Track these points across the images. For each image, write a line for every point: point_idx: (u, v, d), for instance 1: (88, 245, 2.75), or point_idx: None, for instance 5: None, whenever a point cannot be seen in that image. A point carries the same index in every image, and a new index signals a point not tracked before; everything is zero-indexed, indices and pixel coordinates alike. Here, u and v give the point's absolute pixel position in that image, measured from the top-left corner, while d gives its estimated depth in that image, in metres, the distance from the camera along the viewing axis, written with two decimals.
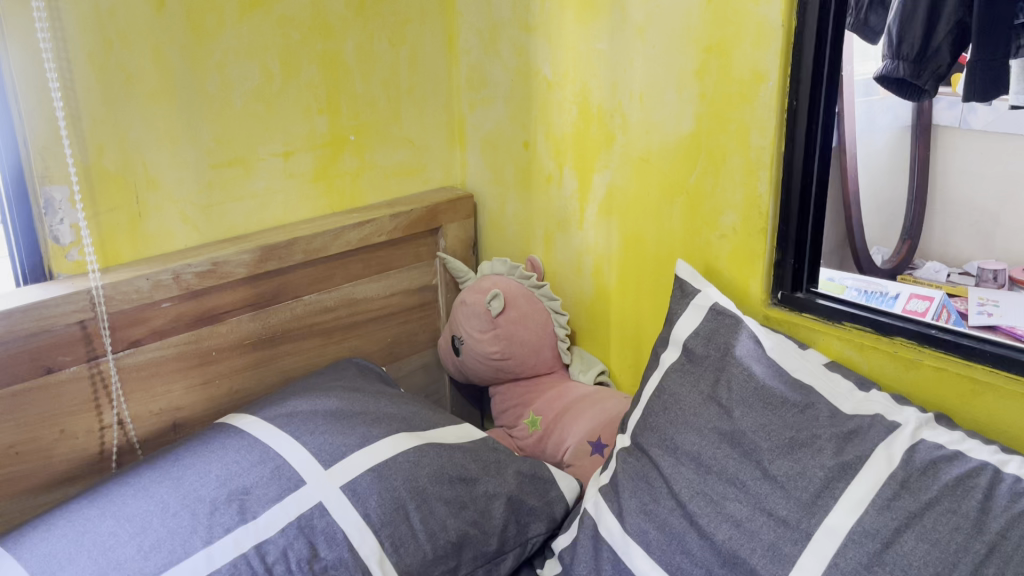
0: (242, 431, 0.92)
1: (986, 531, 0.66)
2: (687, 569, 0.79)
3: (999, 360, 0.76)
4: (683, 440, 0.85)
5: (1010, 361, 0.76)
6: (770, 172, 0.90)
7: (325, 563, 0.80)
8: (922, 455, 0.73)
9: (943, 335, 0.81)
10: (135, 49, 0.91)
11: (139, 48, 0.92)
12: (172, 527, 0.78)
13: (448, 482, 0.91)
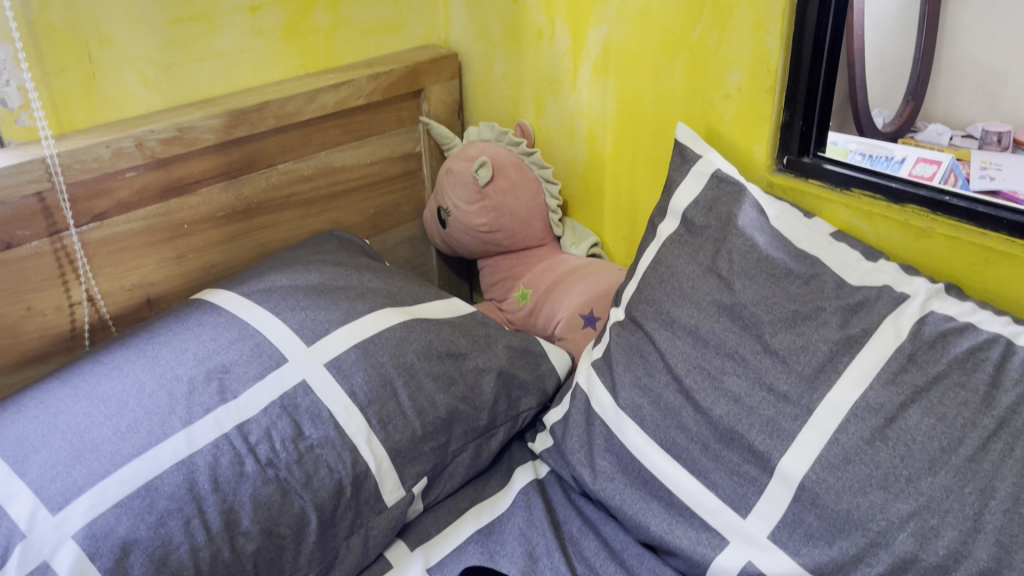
0: (219, 308, 0.87)
1: (995, 405, 0.64)
2: (682, 444, 0.77)
3: (1016, 228, 0.72)
4: (680, 313, 0.82)
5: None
6: (781, 25, 0.82)
7: (311, 442, 0.78)
8: (932, 327, 0.70)
9: (958, 201, 0.77)
10: None
11: None
12: (149, 408, 0.75)
13: (436, 358, 0.88)
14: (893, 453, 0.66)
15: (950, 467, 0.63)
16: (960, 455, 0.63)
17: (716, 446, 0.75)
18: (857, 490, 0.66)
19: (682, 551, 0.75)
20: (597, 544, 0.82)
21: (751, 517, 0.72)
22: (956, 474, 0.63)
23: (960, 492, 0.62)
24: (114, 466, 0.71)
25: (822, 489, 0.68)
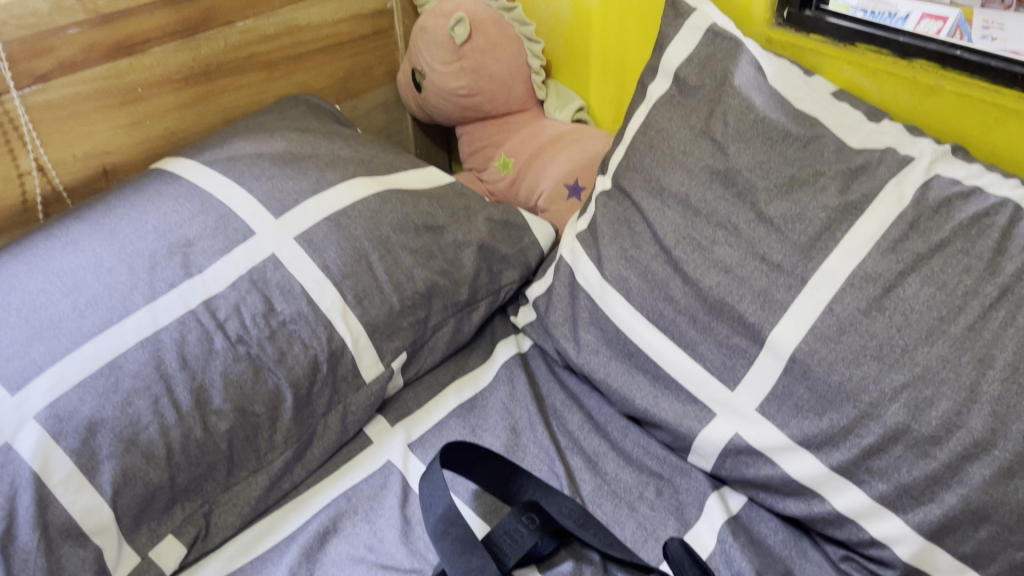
0: (180, 178, 0.82)
1: (999, 274, 0.61)
2: (669, 317, 0.74)
3: None
4: (670, 181, 0.77)
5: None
6: None
7: (283, 318, 0.75)
8: (936, 192, 0.66)
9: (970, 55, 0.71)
10: None
11: None
12: (109, 284, 0.71)
13: (413, 230, 0.84)
14: (889, 323, 0.63)
15: (948, 336, 0.60)
16: (959, 324, 0.60)
17: (705, 319, 0.72)
18: (850, 361, 0.64)
19: (667, 424, 0.74)
20: (581, 418, 0.81)
21: (739, 389, 0.70)
22: (953, 344, 0.60)
23: (957, 362, 0.60)
24: (74, 344, 0.67)
25: (814, 361, 0.65)
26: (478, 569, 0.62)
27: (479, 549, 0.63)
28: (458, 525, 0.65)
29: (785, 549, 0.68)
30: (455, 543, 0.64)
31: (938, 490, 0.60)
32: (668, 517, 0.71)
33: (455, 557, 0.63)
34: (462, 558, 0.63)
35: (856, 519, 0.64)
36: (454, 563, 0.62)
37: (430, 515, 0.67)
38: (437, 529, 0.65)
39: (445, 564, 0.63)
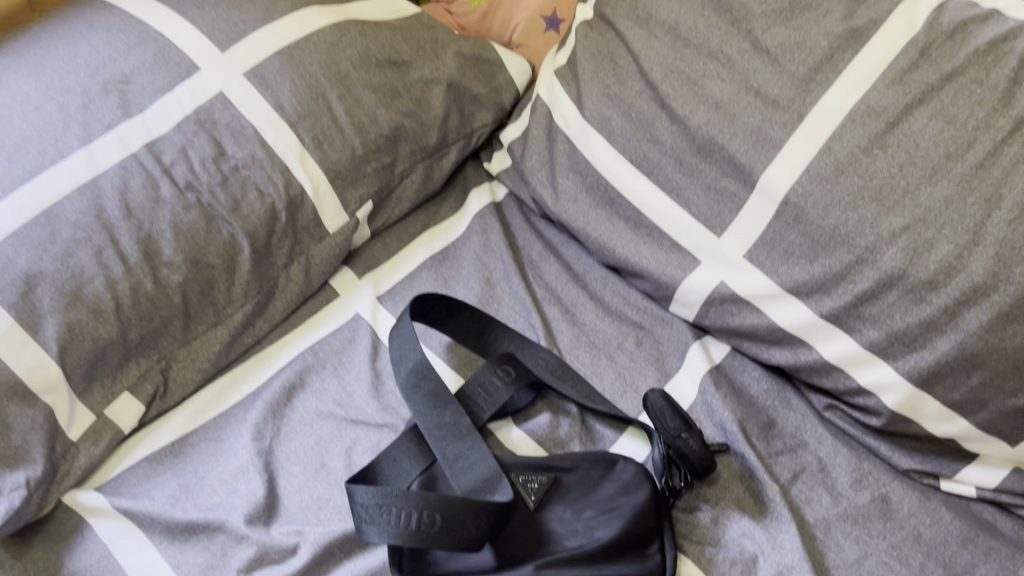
0: (112, 7, 0.73)
1: (1014, 105, 0.56)
2: (654, 159, 0.69)
3: None
4: (658, 8, 0.70)
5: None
6: None
7: (236, 163, 0.68)
8: (951, 16, 0.60)
9: None
10: None
11: None
12: (38, 125, 0.64)
13: (375, 66, 0.76)
14: (892, 162, 0.58)
15: (954, 175, 0.56)
16: (967, 162, 0.56)
17: (693, 161, 0.67)
18: (846, 204, 0.59)
19: (648, 273, 0.70)
20: (558, 269, 0.77)
21: (726, 236, 0.66)
22: (959, 184, 0.56)
23: (962, 203, 0.56)
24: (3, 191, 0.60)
25: (808, 204, 0.61)
26: (451, 423, 0.59)
27: (452, 403, 0.61)
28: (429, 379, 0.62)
29: (768, 399, 0.66)
30: (426, 397, 0.61)
31: (932, 337, 0.57)
32: (648, 369, 0.68)
33: (427, 411, 0.60)
34: (434, 412, 0.60)
35: (843, 367, 0.61)
36: (426, 417, 0.60)
37: (401, 369, 0.63)
38: (408, 382, 0.62)
39: (416, 420, 0.60)
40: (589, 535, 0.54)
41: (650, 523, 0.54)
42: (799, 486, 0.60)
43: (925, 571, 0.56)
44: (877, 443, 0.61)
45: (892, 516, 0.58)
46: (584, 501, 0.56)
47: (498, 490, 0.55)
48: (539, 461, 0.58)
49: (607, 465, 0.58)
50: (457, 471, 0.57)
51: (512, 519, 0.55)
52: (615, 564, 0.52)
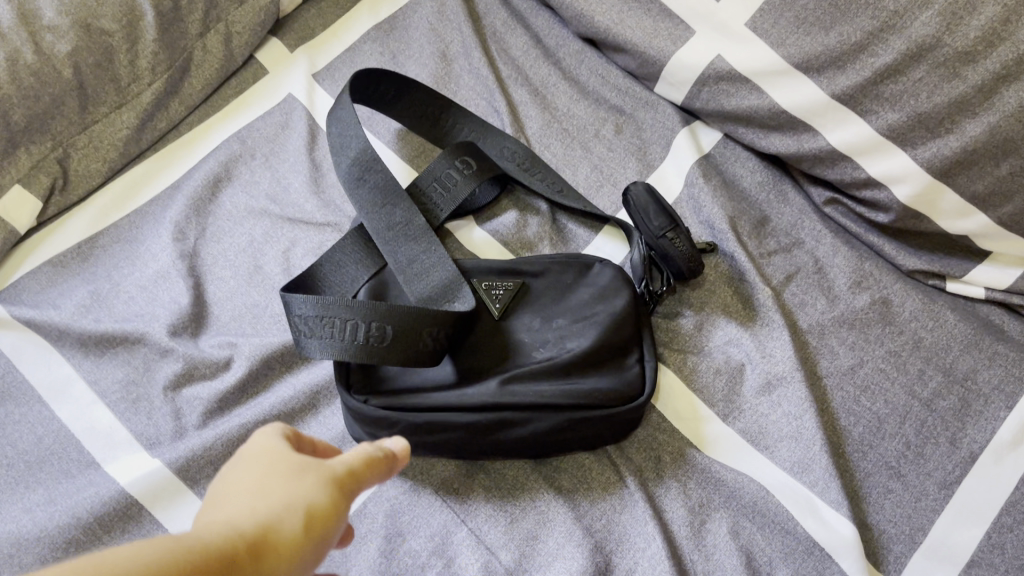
0: None
1: None
2: None
3: None
4: None
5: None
6: None
7: None
8: None
9: None
10: None
11: None
12: None
13: None
14: None
15: None
16: None
17: None
18: None
19: (632, 47, 0.60)
20: (526, 42, 0.66)
21: None
22: None
23: None
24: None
25: None
26: (402, 223, 0.51)
27: (403, 200, 0.52)
28: (375, 172, 0.53)
29: (762, 192, 0.58)
30: (373, 192, 0.52)
31: (961, 118, 0.49)
32: (628, 159, 0.60)
33: (375, 209, 0.52)
34: (383, 210, 0.52)
35: (852, 156, 0.53)
36: (374, 215, 0.51)
37: (342, 160, 0.54)
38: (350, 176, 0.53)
39: (361, 218, 0.51)
40: (561, 346, 0.48)
41: (628, 332, 0.48)
42: (792, 289, 0.55)
43: (924, 378, 0.51)
44: (880, 241, 0.55)
45: (892, 321, 0.53)
46: (555, 309, 0.50)
47: (459, 300, 0.48)
48: (505, 264, 0.50)
49: (582, 268, 0.51)
50: (412, 278, 0.49)
51: (475, 329, 0.49)
52: (589, 377, 0.47)
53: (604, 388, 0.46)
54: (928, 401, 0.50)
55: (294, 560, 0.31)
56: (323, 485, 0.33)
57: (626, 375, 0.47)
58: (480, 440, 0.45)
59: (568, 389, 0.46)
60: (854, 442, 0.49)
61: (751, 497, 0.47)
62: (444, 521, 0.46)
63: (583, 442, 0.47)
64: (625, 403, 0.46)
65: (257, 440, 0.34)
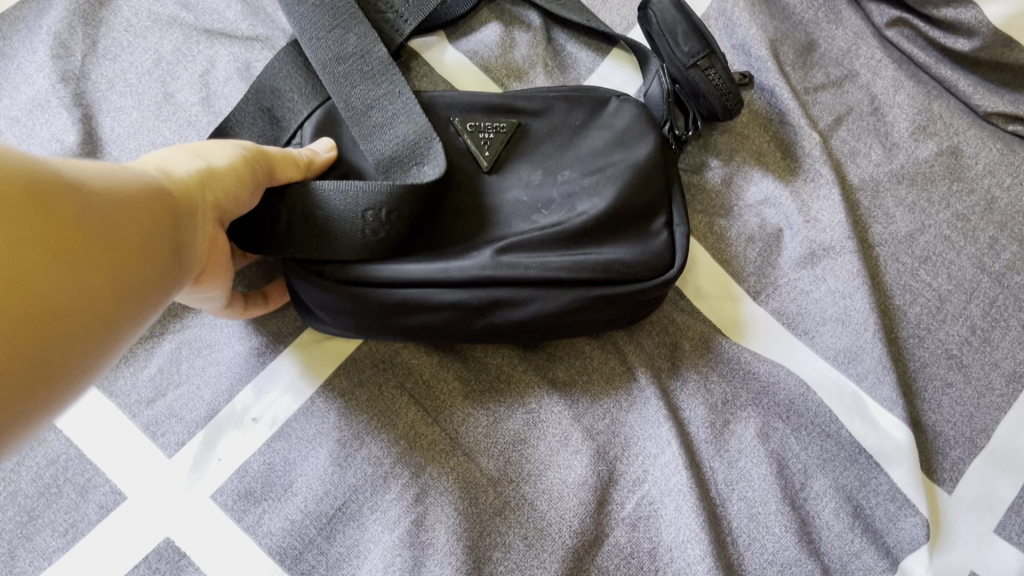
0: None
1: None
2: None
3: None
4: None
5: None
6: None
7: None
8: None
9: None
10: None
11: None
12: None
13: None
14: None
15: None
16: None
17: None
18: None
19: None
20: None
21: None
22: None
23: None
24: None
25: None
26: (358, 55, 0.38)
27: (359, 23, 0.39)
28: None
29: (809, 8, 0.46)
30: (318, 9, 0.39)
31: None
32: None
33: (322, 35, 0.38)
34: (333, 36, 0.38)
35: None
36: (317, 43, 0.38)
37: None
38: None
39: (305, 51, 0.38)
40: (568, 208, 0.37)
41: (656, 188, 0.38)
42: (842, 134, 0.44)
43: (996, 249, 0.42)
44: (954, 76, 0.44)
45: (961, 176, 0.43)
46: (562, 159, 0.38)
47: (428, 166, 0.36)
48: (495, 100, 0.39)
49: (594, 105, 0.39)
50: (370, 132, 0.37)
51: (457, 185, 0.38)
52: (606, 248, 0.37)
53: (626, 259, 0.36)
54: (1000, 276, 0.41)
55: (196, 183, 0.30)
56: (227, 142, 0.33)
57: (653, 244, 0.37)
58: (467, 325, 0.36)
59: (579, 261, 0.36)
60: (909, 325, 0.41)
61: (787, 395, 0.39)
62: (410, 421, 0.38)
63: (596, 324, 0.37)
64: (653, 279, 0.36)
65: None
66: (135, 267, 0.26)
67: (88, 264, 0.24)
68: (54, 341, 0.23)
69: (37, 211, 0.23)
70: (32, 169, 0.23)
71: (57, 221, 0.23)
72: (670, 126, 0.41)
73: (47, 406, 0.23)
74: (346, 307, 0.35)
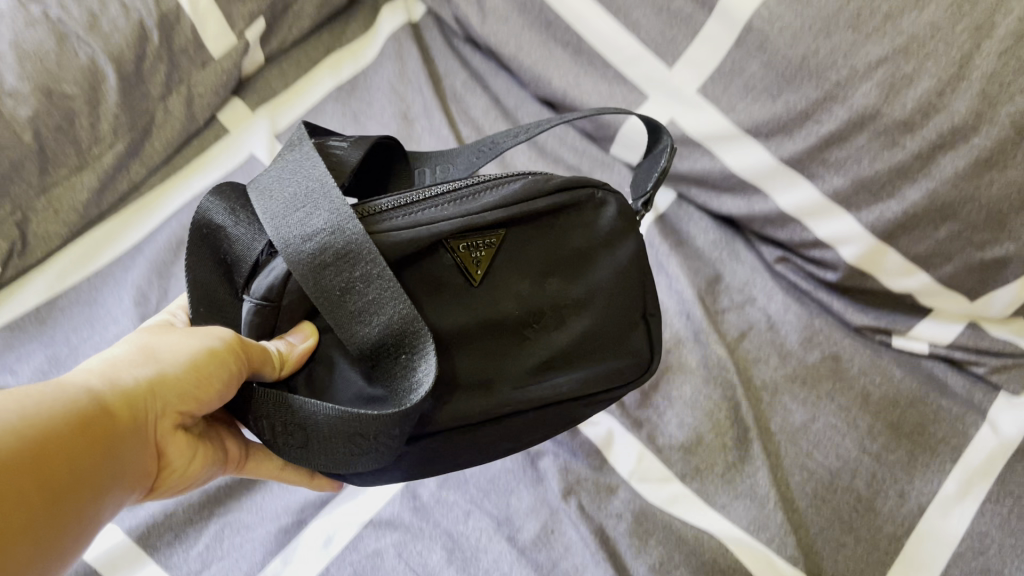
0: None
1: None
2: None
3: None
4: None
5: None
6: None
7: None
8: None
9: None
10: None
11: None
12: None
13: None
14: None
15: None
16: None
17: None
18: (818, 31, 0.51)
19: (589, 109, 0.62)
20: (487, 103, 0.67)
21: (678, 67, 0.58)
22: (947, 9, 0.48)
23: (949, 31, 0.48)
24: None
25: (775, 30, 0.52)
26: (327, 231, 0.37)
27: (328, 203, 0.37)
28: (300, 138, 0.41)
29: (716, 251, 0.60)
30: (293, 184, 0.38)
31: (901, 185, 0.52)
32: None
33: (288, 221, 0.37)
34: (299, 219, 0.37)
35: (800, 218, 0.56)
36: (315, 244, 0.37)
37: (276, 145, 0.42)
38: (290, 186, 0.38)
39: (261, 211, 0.38)
40: (558, 320, 0.46)
41: (625, 289, 0.48)
42: (747, 344, 0.56)
43: (874, 433, 0.53)
44: (830, 298, 0.57)
45: (841, 376, 0.55)
46: (545, 267, 0.45)
47: (422, 366, 0.38)
48: (493, 218, 0.42)
49: (579, 208, 0.45)
50: (354, 317, 0.37)
51: (449, 302, 0.42)
52: (592, 360, 0.48)
53: (613, 369, 0.49)
54: (878, 455, 0.52)
55: (147, 393, 0.37)
56: (183, 338, 0.39)
57: (630, 354, 0.50)
58: (492, 430, 0.45)
59: (579, 380, 0.47)
60: (808, 496, 0.51)
61: (711, 554, 0.48)
62: None
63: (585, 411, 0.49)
64: (637, 376, 0.50)
65: (143, 333, 0.40)
66: (76, 486, 0.33)
67: (34, 500, 0.31)
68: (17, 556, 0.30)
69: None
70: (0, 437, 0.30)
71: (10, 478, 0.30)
72: (646, 203, 0.50)
73: None
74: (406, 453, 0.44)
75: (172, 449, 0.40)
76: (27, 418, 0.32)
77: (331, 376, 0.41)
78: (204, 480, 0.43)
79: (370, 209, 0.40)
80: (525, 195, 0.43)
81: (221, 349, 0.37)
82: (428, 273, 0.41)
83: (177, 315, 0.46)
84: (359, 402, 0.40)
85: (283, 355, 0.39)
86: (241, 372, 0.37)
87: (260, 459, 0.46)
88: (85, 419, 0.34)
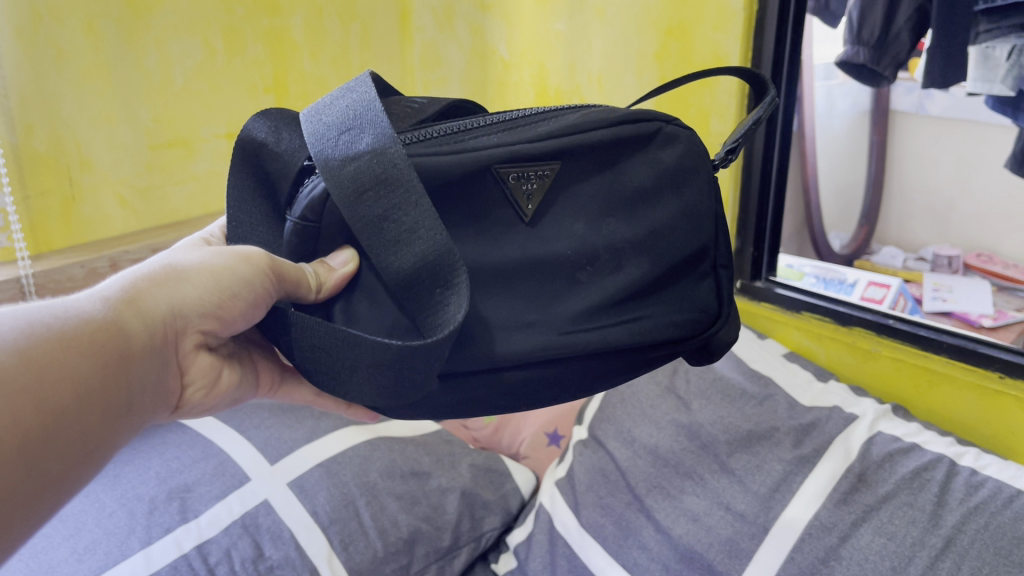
0: (184, 426, 0.89)
1: (942, 525, 0.66)
2: (644, 564, 0.76)
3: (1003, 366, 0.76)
4: (640, 433, 0.86)
5: (1013, 364, 0.75)
6: (730, 189, 1.01)
7: (271, 563, 0.75)
8: (879, 448, 0.75)
9: (925, 333, 0.83)
10: (113, 77, 0.91)
11: (113, 47, 0.90)
12: (108, 528, 0.74)
13: (399, 477, 0.88)
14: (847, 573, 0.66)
15: None
16: None
17: (677, 566, 0.74)
18: None
19: None
20: None
21: None
22: None
23: None
24: None
25: None
26: (374, 154, 0.47)
27: (371, 137, 0.48)
28: (358, 79, 0.52)
29: None
30: (342, 120, 0.49)
31: None
32: None
33: (335, 145, 0.48)
34: (347, 142, 0.48)
35: None
36: (359, 164, 0.47)
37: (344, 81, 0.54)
38: (342, 112, 0.50)
39: (308, 138, 0.49)
40: (612, 262, 0.57)
41: (675, 230, 0.59)
42: None
43: None
44: None
45: None
46: (595, 212, 0.56)
47: (455, 305, 0.47)
48: (545, 148, 0.53)
49: (630, 145, 0.57)
50: (393, 242, 0.47)
51: (513, 236, 0.54)
52: (643, 313, 0.59)
53: (668, 322, 0.59)
54: None
55: (166, 308, 0.46)
56: (198, 258, 0.49)
57: (682, 311, 0.61)
58: (554, 372, 0.56)
59: (635, 328, 0.57)
60: None
61: None
62: None
63: (643, 354, 0.59)
64: (701, 331, 0.62)
65: (168, 251, 0.50)
66: (106, 402, 0.42)
67: (67, 412, 0.40)
68: (61, 459, 0.39)
69: (38, 392, 0.38)
70: (32, 361, 0.39)
71: (48, 396, 0.39)
72: (730, 149, 0.59)
73: (64, 492, 0.40)
74: (481, 382, 0.54)
75: (195, 366, 0.51)
76: (43, 337, 0.40)
77: (377, 302, 0.51)
78: (227, 397, 0.55)
79: (435, 132, 0.53)
80: (579, 127, 0.55)
81: (243, 271, 0.47)
82: (484, 197, 0.53)
83: (213, 235, 0.58)
84: (395, 330, 0.51)
85: (321, 279, 0.50)
86: (270, 293, 0.49)
87: (289, 383, 0.62)
88: (106, 336, 0.42)
